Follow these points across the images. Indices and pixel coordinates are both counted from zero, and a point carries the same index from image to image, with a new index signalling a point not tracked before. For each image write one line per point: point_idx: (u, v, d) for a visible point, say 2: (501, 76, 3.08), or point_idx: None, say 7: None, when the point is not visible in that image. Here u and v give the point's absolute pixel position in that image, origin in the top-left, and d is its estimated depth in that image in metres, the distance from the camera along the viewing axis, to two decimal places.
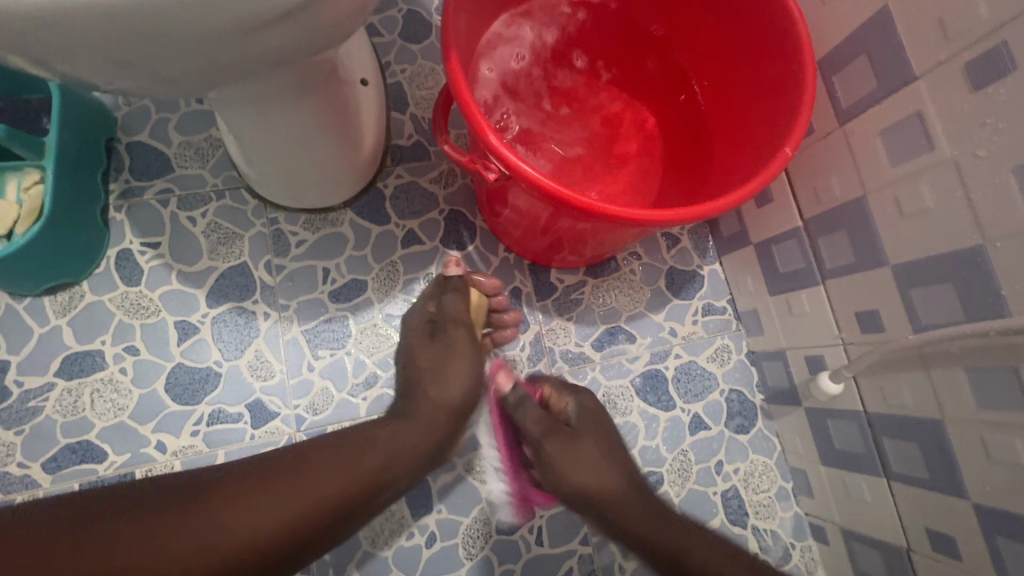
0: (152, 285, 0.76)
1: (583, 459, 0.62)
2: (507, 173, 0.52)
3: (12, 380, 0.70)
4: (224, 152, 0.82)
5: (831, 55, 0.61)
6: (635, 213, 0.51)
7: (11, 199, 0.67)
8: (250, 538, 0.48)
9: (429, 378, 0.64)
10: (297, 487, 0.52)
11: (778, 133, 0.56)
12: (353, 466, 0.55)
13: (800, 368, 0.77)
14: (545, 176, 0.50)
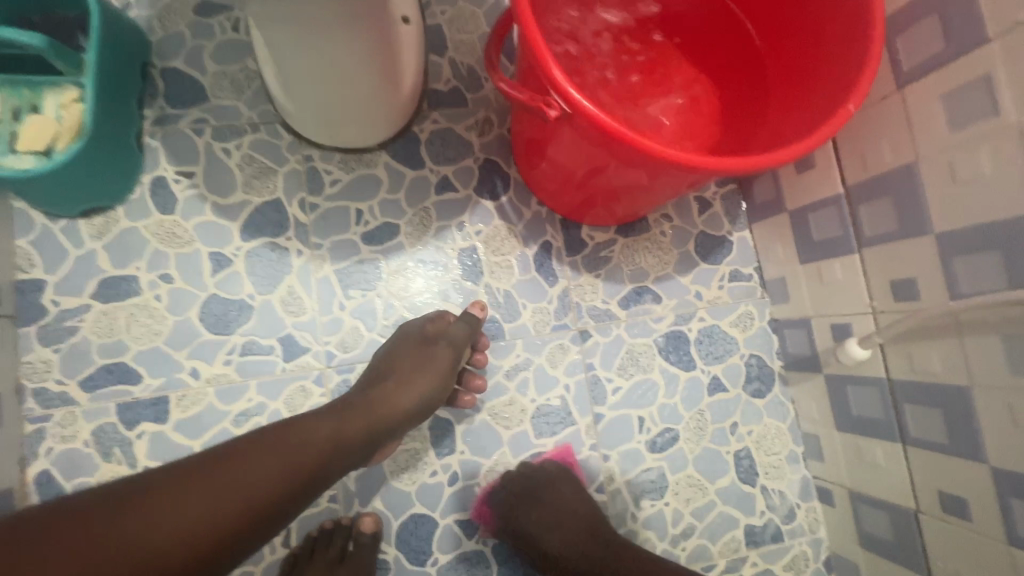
0: (186, 214, 0.76)
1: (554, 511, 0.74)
2: (566, 112, 0.51)
3: (48, 300, 0.71)
4: (260, 84, 0.80)
5: (898, 15, 0.60)
6: (695, 159, 0.51)
7: (51, 116, 0.66)
8: (198, 527, 0.45)
9: (396, 379, 0.66)
10: (246, 474, 0.49)
11: (839, 88, 0.55)
12: (297, 452, 0.53)
13: (824, 335, 0.78)
14: (606, 115, 0.50)
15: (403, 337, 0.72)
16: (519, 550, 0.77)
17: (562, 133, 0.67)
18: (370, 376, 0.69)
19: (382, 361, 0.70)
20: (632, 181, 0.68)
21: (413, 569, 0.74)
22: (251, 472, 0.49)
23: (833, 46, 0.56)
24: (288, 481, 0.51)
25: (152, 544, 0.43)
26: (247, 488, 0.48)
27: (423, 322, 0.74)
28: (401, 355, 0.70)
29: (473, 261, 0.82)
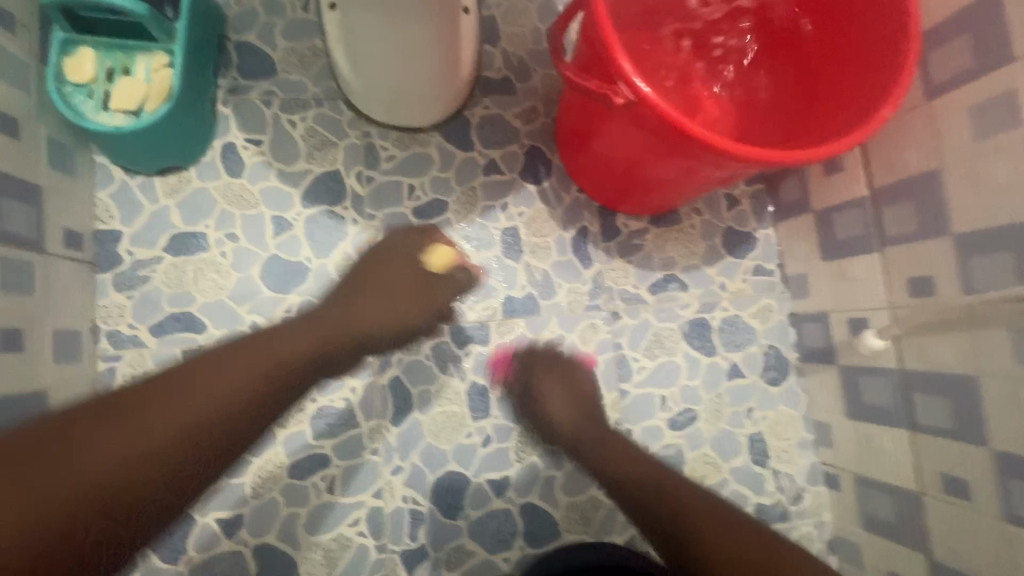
0: (253, 179, 0.81)
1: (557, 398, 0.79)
2: (631, 100, 0.56)
3: (124, 250, 0.76)
4: (326, 62, 0.85)
5: (933, 32, 0.65)
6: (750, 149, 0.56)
7: (141, 78, 0.71)
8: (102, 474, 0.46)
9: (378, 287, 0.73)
10: (145, 413, 0.50)
11: (884, 88, 0.59)
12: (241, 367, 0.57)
13: (841, 329, 0.83)
14: (669, 105, 0.55)
15: (387, 244, 0.77)
16: (544, 511, 0.82)
17: (612, 125, 0.73)
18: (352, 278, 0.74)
19: (375, 258, 0.76)
20: (671, 176, 0.74)
21: (446, 522, 0.80)
22: (204, 391, 0.53)
23: (879, 53, 0.61)
24: (215, 412, 0.53)
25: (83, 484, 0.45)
26: (161, 428, 0.50)
27: (397, 236, 0.79)
28: (393, 270, 0.75)
29: (514, 240, 0.87)
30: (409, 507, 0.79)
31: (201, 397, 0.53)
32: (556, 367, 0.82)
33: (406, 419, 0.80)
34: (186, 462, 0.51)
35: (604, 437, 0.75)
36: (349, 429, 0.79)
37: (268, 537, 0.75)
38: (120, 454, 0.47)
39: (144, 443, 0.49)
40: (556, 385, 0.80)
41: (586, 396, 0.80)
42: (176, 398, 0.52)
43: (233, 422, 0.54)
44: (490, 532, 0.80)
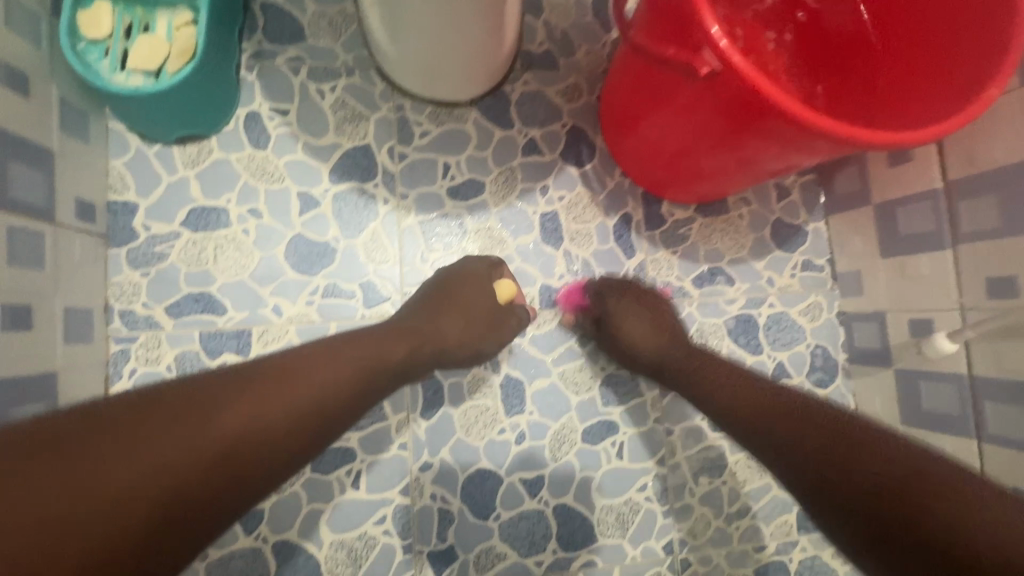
0: (278, 152, 0.76)
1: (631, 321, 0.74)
2: (715, 69, 0.50)
3: (139, 223, 0.71)
4: (358, 28, 0.79)
5: None
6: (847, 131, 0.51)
7: (163, 37, 0.65)
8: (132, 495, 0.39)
9: (448, 313, 0.69)
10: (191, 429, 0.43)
11: (976, 62, 0.52)
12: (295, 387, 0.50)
13: (899, 330, 0.78)
14: (758, 76, 0.49)
15: (466, 268, 0.73)
16: (579, 514, 0.78)
17: (665, 107, 0.68)
18: (428, 293, 0.72)
19: (455, 277, 0.72)
20: (725, 163, 0.70)
21: (476, 523, 0.75)
22: (301, 387, 0.50)
23: (971, 29, 0.53)
24: (266, 438, 0.46)
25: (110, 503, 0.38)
26: (205, 453, 0.42)
27: (477, 261, 0.74)
28: (473, 291, 0.72)
29: (554, 226, 0.82)
30: (439, 506, 0.74)
31: (301, 394, 0.50)
32: (633, 296, 0.76)
33: (437, 413, 0.76)
34: (281, 467, 0.47)
35: (692, 356, 0.70)
36: (376, 422, 0.74)
37: (289, 533, 0.71)
38: (221, 443, 0.43)
39: (246, 429, 0.45)
40: (639, 311, 0.75)
41: (674, 328, 0.74)
42: (280, 392, 0.48)
43: (320, 429, 0.50)
44: (523, 534, 0.76)
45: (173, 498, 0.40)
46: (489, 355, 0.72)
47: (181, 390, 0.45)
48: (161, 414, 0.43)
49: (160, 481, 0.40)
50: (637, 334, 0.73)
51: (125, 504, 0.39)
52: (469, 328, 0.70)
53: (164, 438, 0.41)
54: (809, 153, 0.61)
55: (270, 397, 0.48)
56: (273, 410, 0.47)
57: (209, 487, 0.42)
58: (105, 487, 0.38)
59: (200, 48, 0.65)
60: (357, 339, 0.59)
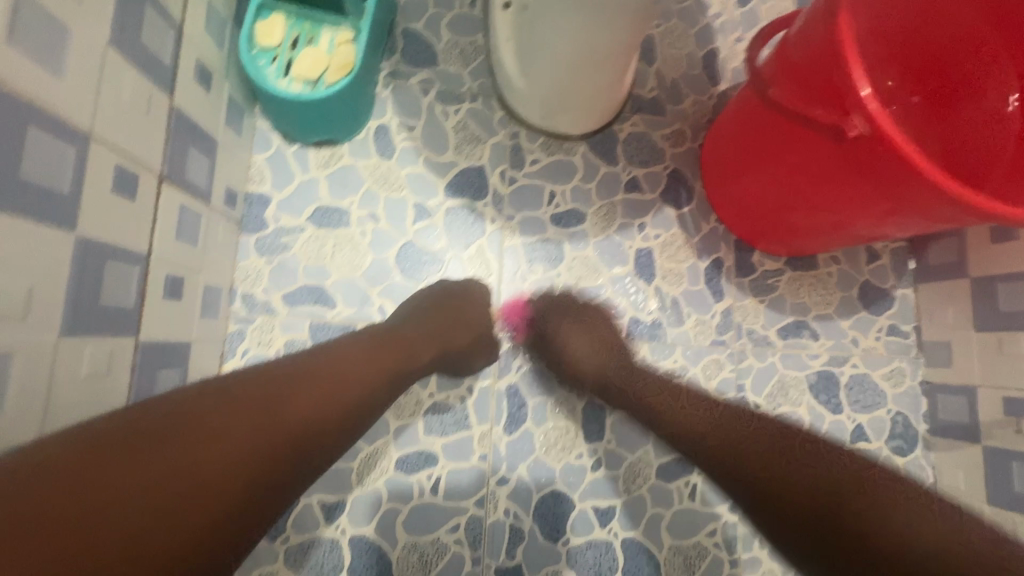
0: (401, 163, 0.81)
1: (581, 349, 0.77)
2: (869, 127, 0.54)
3: (271, 215, 0.76)
4: (485, 59, 0.85)
5: None
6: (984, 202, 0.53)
7: (324, 50, 0.72)
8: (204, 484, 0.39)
9: (455, 331, 0.71)
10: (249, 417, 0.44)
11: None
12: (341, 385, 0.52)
13: (992, 407, 0.77)
14: (906, 141, 0.53)
15: (469, 295, 0.76)
16: (647, 550, 0.77)
17: (773, 164, 0.72)
18: (435, 304, 0.73)
19: (461, 296, 0.75)
20: (820, 225, 0.73)
21: (545, 546, 0.75)
22: (345, 382, 0.52)
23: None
24: (323, 421, 0.48)
25: (191, 487, 0.39)
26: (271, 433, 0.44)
27: (466, 285, 0.77)
28: (482, 320, 0.75)
29: (647, 262, 0.84)
30: (511, 523, 0.75)
31: (344, 388, 0.52)
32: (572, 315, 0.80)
33: (519, 429, 0.78)
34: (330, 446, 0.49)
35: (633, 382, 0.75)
36: (460, 430, 0.76)
37: (367, 529, 0.73)
38: (283, 435, 0.45)
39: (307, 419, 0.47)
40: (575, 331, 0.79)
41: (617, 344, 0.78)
42: (327, 386, 0.51)
43: (358, 421, 0.52)
44: (589, 563, 0.76)
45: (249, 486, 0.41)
46: (477, 370, 0.76)
47: (242, 384, 0.46)
48: (210, 414, 0.43)
49: (232, 471, 0.41)
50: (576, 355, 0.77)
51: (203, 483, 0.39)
52: (476, 340, 0.74)
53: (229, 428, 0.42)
54: (906, 224, 0.64)
55: (320, 392, 0.50)
56: (321, 399, 0.49)
57: (272, 475, 0.43)
58: (187, 477, 0.39)
59: (358, 64, 0.71)
60: (385, 342, 0.62)
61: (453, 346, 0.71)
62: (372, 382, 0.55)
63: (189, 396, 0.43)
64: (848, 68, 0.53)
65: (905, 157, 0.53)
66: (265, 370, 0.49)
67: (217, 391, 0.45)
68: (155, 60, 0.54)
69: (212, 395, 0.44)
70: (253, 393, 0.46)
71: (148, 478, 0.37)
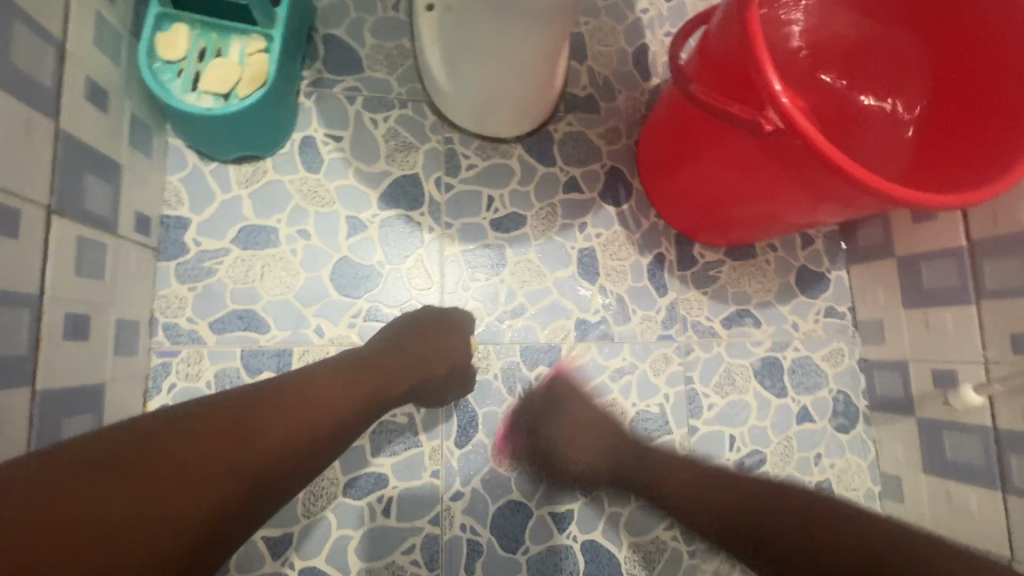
0: (330, 175, 0.78)
1: (579, 436, 0.74)
2: (782, 128, 0.55)
3: (191, 239, 0.72)
4: (413, 63, 0.83)
5: None
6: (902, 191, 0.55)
7: (234, 61, 0.68)
8: (183, 505, 0.39)
9: (431, 352, 0.69)
10: (231, 439, 0.44)
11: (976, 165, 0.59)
12: (320, 406, 0.52)
13: (922, 380, 0.81)
14: (820, 136, 0.54)
15: (448, 317, 0.73)
16: (607, 551, 0.77)
17: (708, 158, 0.72)
18: (413, 326, 0.70)
19: (442, 321, 0.73)
20: (756, 215, 0.74)
21: (504, 557, 0.74)
22: (320, 407, 0.51)
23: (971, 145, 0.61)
24: (303, 443, 0.48)
25: (167, 512, 0.38)
26: (253, 454, 0.44)
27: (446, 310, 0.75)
28: (460, 338, 0.73)
29: (590, 262, 0.84)
30: (468, 538, 0.74)
31: (316, 413, 0.51)
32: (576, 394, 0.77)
33: (471, 442, 0.76)
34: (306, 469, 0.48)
35: (637, 464, 0.68)
36: (410, 448, 0.74)
37: (317, 561, 0.70)
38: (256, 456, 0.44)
39: (286, 440, 0.47)
40: (570, 428, 0.75)
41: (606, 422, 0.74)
42: (298, 413, 0.49)
43: (330, 449, 0.51)
44: (551, 569, 0.75)
45: (217, 512, 0.41)
46: (449, 398, 0.74)
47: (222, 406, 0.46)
48: (190, 435, 0.42)
49: (200, 498, 0.40)
50: (581, 456, 0.73)
51: (177, 506, 0.39)
52: (454, 369, 0.72)
53: (196, 455, 0.41)
54: (835, 211, 0.65)
55: (292, 416, 0.49)
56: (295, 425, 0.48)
57: (244, 497, 0.42)
58: (165, 499, 0.38)
59: (271, 75, 0.67)
60: (361, 364, 0.61)
61: (431, 374, 0.68)
62: (352, 401, 0.55)
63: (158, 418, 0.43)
64: (765, 65, 0.53)
65: (818, 152, 0.54)
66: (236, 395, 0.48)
67: (185, 415, 0.44)
68: (32, 82, 0.49)
69: (178, 420, 0.43)
70: (222, 418, 0.45)
71: (126, 499, 0.37)
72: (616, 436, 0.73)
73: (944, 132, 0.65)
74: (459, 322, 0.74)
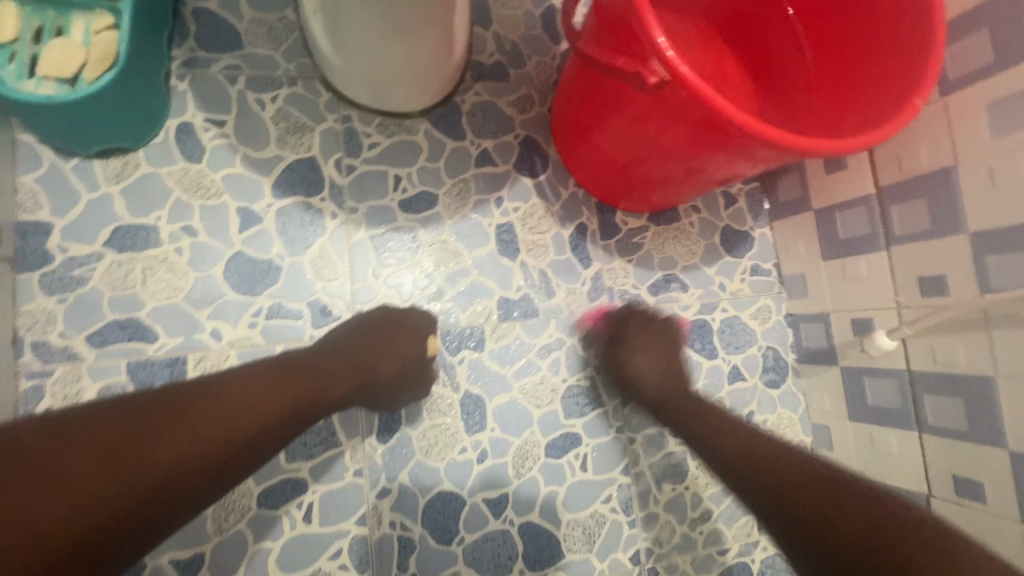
0: (214, 165, 0.71)
1: (644, 356, 0.76)
2: (667, 81, 0.53)
3: (55, 245, 0.65)
4: (299, 36, 0.76)
5: (960, 20, 0.64)
6: (796, 139, 0.53)
7: (78, 41, 0.60)
8: (67, 514, 0.38)
9: (374, 355, 0.65)
10: (135, 445, 0.42)
11: (876, 113, 0.58)
12: (245, 413, 0.49)
13: (842, 329, 0.81)
14: (706, 86, 0.52)
15: (398, 319, 0.69)
16: (546, 531, 0.76)
17: (617, 119, 0.68)
18: (362, 329, 0.67)
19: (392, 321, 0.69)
20: (671, 175, 0.71)
21: (439, 549, 0.72)
22: (239, 413, 0.48)
23: (872, 93, 0.60)
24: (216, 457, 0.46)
25: (48, 519, 0.37)
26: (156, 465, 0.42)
27: (400, 313, 0.71)
28: (409, 339, 0.69)
29: (509, 238, 0.81)
30: (399, 535, 0.71)
31: (228, 419, 0.47)
32: (651, 329, 0.78)
33: (394, 436, 0.73)
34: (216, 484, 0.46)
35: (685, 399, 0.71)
36: (328, 449, 0.70)
37: None
38: (156, 467, 0.42)
39: (193, 450, 0.44)
40: (642, 348, 0.76)
41: (676, 360, 0.77)
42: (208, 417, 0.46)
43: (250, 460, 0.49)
44: (488, 557, 0.73)
45: (97, 526, 0.39)
46: (394, 399, 0.70)
47: (133, 407, 0.44)
48: (88, 438, 0.41)
49: (88, 508, 0.39)
50: (642, 370, 0.75)
51: (61, 514, 0.38)
52: (401, 373, 0.68)
53: (81, 470, 0.39)
54: (749, 164, 0.63)
55: (200, 424, 0.46)
56: (201, 437, 0.45)
57: (139, 508, 0.41)
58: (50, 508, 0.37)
59: (122, 55, 0.60)
60: (292, 366, 0.57)
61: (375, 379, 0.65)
62: (280, 409, 0.52)
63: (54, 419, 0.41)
64: (643, 13, 0.50)
65: (706, 102, 0.52)
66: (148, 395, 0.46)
67: (79, 420, 0.41)
68: None
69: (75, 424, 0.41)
70: (123, 424, 0.43)
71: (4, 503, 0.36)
72: (675, 369, 0.76)
73: (839, 85, 0.64)
74: (402, 322, 0.70)
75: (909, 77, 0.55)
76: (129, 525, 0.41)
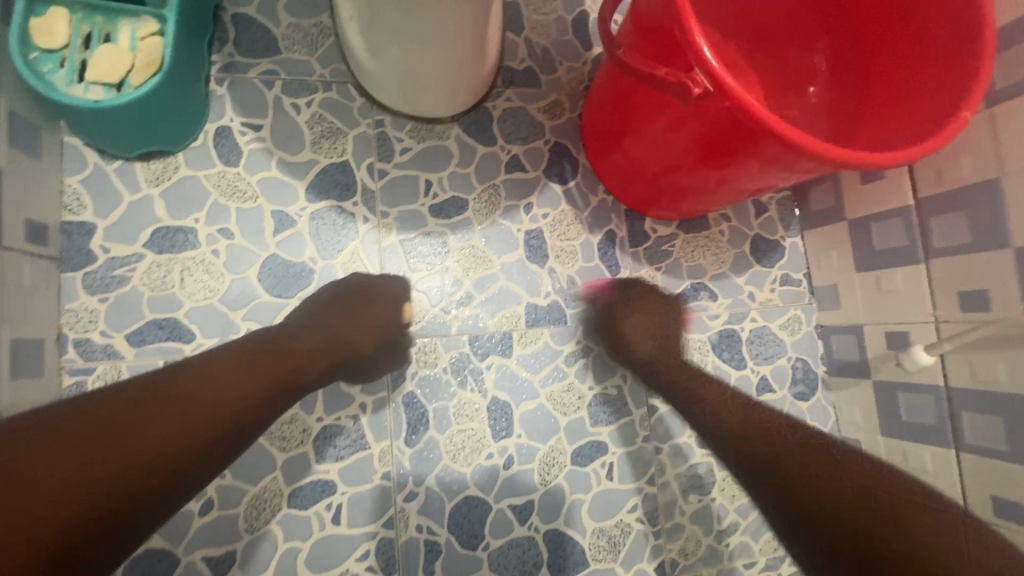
0: (251, 168, 0.72)
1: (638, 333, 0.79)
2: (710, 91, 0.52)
3: (97, 245, 0.66)
4: (335, 41, 0.77)
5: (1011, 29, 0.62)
6: (841, 150, 0.52)
7: (124, 47, 0.62)
8: (79, 494, 0.40)
9: (348, 326, 0.66)
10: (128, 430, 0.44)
11: (920, 127, 0.57)
12: (229, 389, 0.51)
13: (876, 343, 0.80)
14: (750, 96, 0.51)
15: (374, 292, 0.71)
16: (571, 538, 0.75)
17: (649, 127, 0.68)
18: (335, 303, 0.68)
19: (366, 293, 0.70)
20: (701, 185, 0.70)
21: (464, 553, 0.72)
22: (223, 390, 0.50)
23: (915, 106, 0.59)
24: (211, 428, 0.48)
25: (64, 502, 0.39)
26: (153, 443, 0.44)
27: (374, 283, 0.72)
28: (386, 310, 0.71)
29: (537, 244, 0.81)
30: (425, 538, 0.71)
31: (213, 399, 0.49)
32: (652, 299, 0.82)
33: (422, 439, 0.73)
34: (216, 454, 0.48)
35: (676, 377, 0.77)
36: (357, 451, 0.71)
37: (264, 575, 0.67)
38: (156, 444, 0.44)
39: (188, 427, 0.46)
40: (638, 317, 0.80)
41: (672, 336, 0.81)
42: (194, 400, 0.48)
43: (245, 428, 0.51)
44: (512, 563, 0.73)
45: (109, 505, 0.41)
46: (377, 376, 0.72)
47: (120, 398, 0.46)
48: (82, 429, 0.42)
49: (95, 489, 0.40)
50: (635, 340, 0.79)
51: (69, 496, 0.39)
52: (381, 344, 0.70)
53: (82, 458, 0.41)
54: (785, 175, 0.62)
55: (185, 406, 0.47)
56: (189, 416, 0.47)
57: (148, 483, 0.43)
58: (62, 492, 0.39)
59: (167, 60, 0.61)
60: (270, 347, 0.58)
61: (355, 354, 0.67)
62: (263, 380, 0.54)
63: (40, 419, 0.42)
64: (687, 22, 0.50)
65: (750, 113, 0.51)
66: (125, 393, 0.46)
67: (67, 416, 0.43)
68: None
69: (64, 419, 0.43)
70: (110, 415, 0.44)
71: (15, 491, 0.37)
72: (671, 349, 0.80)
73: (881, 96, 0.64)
74: (374, 293, 0.71)
75: (957, 90, 0.53)
76: (138, 499, 0.43)
